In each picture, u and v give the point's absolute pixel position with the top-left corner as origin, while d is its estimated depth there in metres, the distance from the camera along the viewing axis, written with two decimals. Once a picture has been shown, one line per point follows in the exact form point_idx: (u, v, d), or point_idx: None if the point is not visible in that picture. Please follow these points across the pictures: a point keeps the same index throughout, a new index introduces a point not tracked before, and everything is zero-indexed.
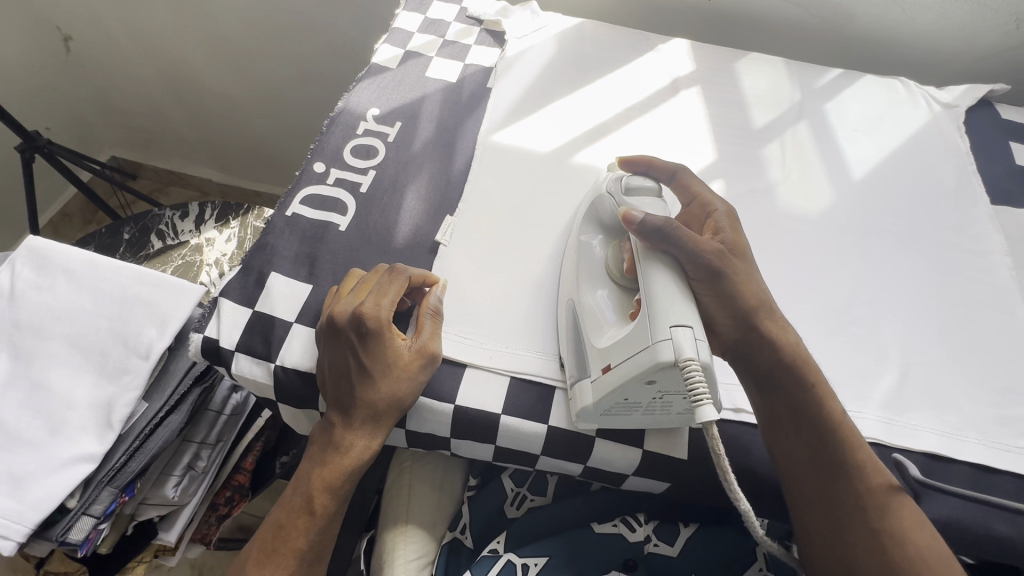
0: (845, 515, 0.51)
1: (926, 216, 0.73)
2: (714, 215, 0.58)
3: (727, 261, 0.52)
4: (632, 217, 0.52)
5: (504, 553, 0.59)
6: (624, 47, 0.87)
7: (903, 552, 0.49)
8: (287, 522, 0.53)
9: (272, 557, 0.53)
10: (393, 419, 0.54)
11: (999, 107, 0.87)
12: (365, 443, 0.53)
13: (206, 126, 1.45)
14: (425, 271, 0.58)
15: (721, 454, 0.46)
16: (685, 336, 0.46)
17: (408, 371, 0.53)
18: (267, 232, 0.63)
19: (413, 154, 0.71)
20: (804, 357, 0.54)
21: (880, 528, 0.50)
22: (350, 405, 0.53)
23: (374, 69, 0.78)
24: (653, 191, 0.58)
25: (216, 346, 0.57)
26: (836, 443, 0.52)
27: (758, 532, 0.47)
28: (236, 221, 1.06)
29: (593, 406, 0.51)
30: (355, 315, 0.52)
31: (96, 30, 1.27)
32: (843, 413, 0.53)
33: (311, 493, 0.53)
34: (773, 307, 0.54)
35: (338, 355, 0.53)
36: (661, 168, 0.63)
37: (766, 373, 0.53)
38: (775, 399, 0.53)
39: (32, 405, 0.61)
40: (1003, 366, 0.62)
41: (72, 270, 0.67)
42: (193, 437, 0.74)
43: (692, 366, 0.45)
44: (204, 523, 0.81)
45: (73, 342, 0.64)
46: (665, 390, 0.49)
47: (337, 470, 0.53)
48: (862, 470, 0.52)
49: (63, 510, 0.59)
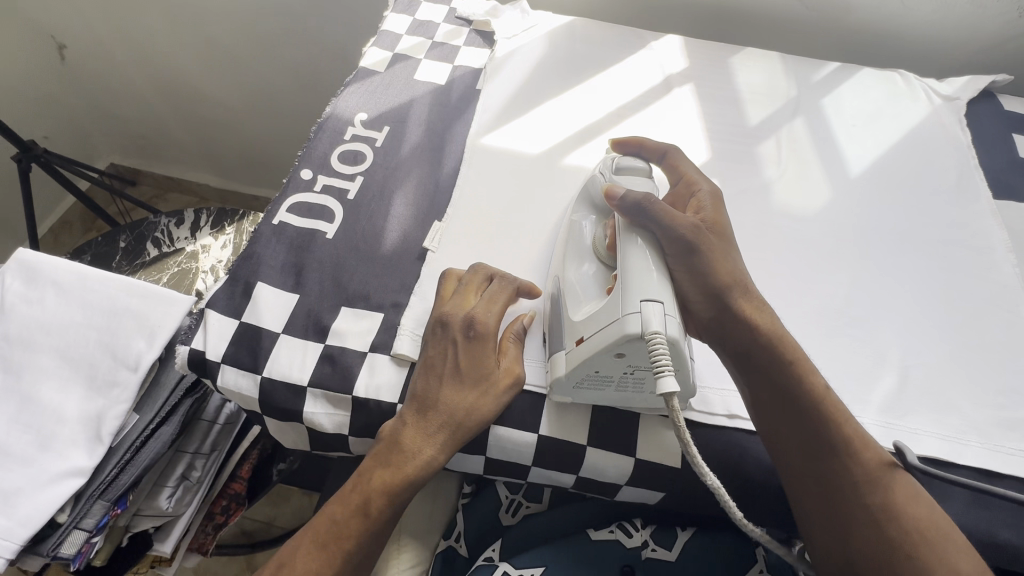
0: (839, 489, 0.49)
1: (926, 212, 0.72)
2: (698, 195, 0.59)
3: (701, 236, 0.53)
4: (613, 194, 0.55)
5: (500, 562, 0.58)
6: (615, 45, 0.85)
7: (896, 523, 0.47)
8: (343, 517, 0.50)
9: (326, 549, 0.49)
10: (468, 435, 0.52)
11: (1002, 98, 0.85)
12: (433, 453, 0.51)
13: (201, 131, 1.44)
14: (532, 283, 0.59)
15: (684, 429, 0.46)
16: (654, 311, 0.47)
17: (497, 386, 0.53)
18: (253, 241, 0.63)
19: (402, 159, 0.70)
20: (781, 333, 0.53)
21: (873, 502, 0.48)
22: (431, 405, 0.51)
23: (362, 73, 0.77)
24: (643, 172, 0.60)
25: (202, 358, 0.56)
26: (817, 415, 0.51)
27: (731, 512, 0.47)
28: (231, 227, 1.05)
29: (566, 377, 0.51)
30: (468, 315, 0.53)
31: (89, 37, 1.27)
32: (825, 386, 0.52)
33: (369, 493, 0.50)
34: (749, 284, 0.55)
35: (438, 353, 0.53)
36: (650, 148, 0.64)
37: (743, 351, 0.53)
38: (756, 376, 0.53)
39: (22, 420, 0.61)
40: (1006, 366, 0.61)
41: (62, 282, 0.67)
42: (187, 447, 0.73)
43: (657, 340, 0.45)
44: (200, 532, 0.81)
45: (63, 355, 0.64)
46: (636, 364, 0.49)
47: (398, 473, 0.50)
48: (851, 448, 0.50)
49: (53, 525, 0.59)
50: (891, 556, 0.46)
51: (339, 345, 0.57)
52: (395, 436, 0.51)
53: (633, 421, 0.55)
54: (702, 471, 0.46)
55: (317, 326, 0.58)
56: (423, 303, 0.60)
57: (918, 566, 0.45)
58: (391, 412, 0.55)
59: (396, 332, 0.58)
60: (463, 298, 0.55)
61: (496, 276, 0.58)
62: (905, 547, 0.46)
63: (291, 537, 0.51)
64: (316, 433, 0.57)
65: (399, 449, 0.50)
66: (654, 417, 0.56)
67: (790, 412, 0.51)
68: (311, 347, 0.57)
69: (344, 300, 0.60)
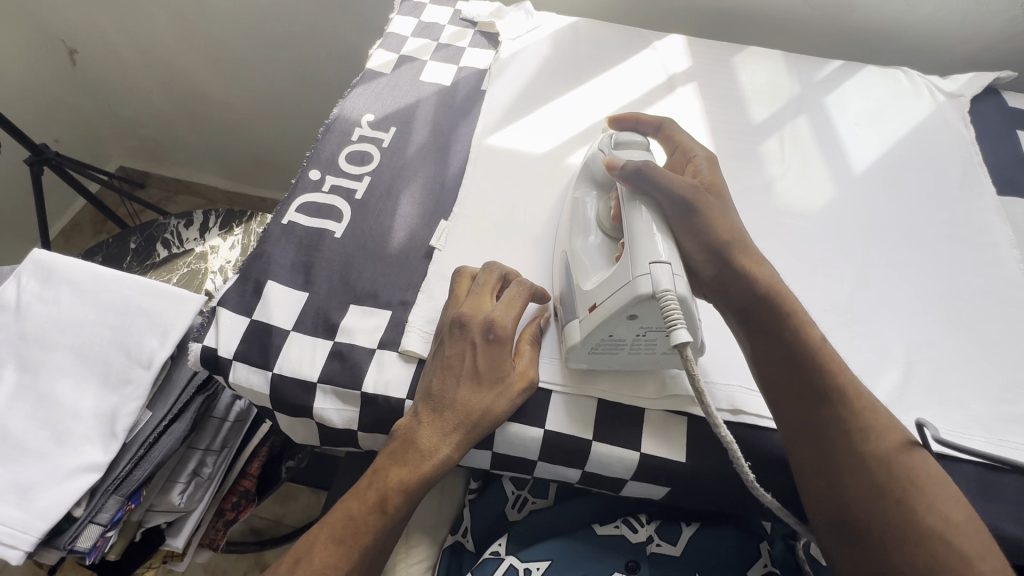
0: (832, 438, 0.50)
1: (930, 208, 0.72)
2: (694, 160, 0.60)
3: (700, 196, 0.55)
4: (614, 163, 0.56)
5: (506, 556, 0.58)
6: (619, 44, 0.86)
7: (887, 470, 0.48)
8: (359, 513, 0.51)
9: (342, 543, 0.50)
10: (482, 436, 0.53)
11: (1005, 94, 0.85)
12: (449, 453, 0.52)
13: (209, 133, 1.46)
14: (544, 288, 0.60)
15: (697, 377, 0.47)
16: (662, 271, 0.48)
17: (512, 388, 0.53)
18: (264, 240, 0.64)
19: (408, 159, 0.71)
20: (780, 287, 0.54)
21: (866, 450, 0.49)
22: (448, 403, 0.52)
23: (368, 74, 0.78)
24: (640, 145, 0.61)
25: (214, 355, 0.57)
26: (812, 364, 0.52)
27: (744, 472, 0.48)
28: (239, 227, 1.06)
29: (580, 343, 0.53)
30: (488, 318, 0.54)
31: (98, 41, 1.29)
32: (821, 339, 0.53)
33: (386, 490, 0.51)
34: (748, 241, 0.56)
35: (457, 351, 0.54)
36: (645, 122, 0.66)
37: (742, 306, 0.54)
38: (755, 328, 0.54)
39: (39, 416, 0.62)
40: (1009, 361, 0.61)
41: (76, 282, 0.68)
42: (198, 444, 0.75)
43: (669, 297, 0.47)
44: (211, 529, 0.82)
45: (78, 353, 0.65)
46: (648, 326, 0.50)
47: (415, 471, 0.51)
48: (842, 396, 0.51)
49: (69, 518, 0.60)
50: (884, 503, 0.47)
51: (348, 342, 0.58)
52: (411, 434, 0.52)
53: (638, 416, 0.56)
54: (719, 428, 0.48)
55: (327, 324, 0.59)
56: (430, 301, 0.61)
57: (909, 513, 0.47)
58: (400, 408, 0.55)
59: (403, 329, 0.59)
60: (480, 299, 0.56)
61: (510, 276, 0.59)
62: (896, 494, 0.47)
63: (306, 532, 0.52)
64: (326, 429, 0.58)
65: (415, 447, 0.51)
66: (661, 413, 0.56)
67: (786, 362, 0.52)
68: (320, 345, 0.58)
69: (352, 298, 0.61)
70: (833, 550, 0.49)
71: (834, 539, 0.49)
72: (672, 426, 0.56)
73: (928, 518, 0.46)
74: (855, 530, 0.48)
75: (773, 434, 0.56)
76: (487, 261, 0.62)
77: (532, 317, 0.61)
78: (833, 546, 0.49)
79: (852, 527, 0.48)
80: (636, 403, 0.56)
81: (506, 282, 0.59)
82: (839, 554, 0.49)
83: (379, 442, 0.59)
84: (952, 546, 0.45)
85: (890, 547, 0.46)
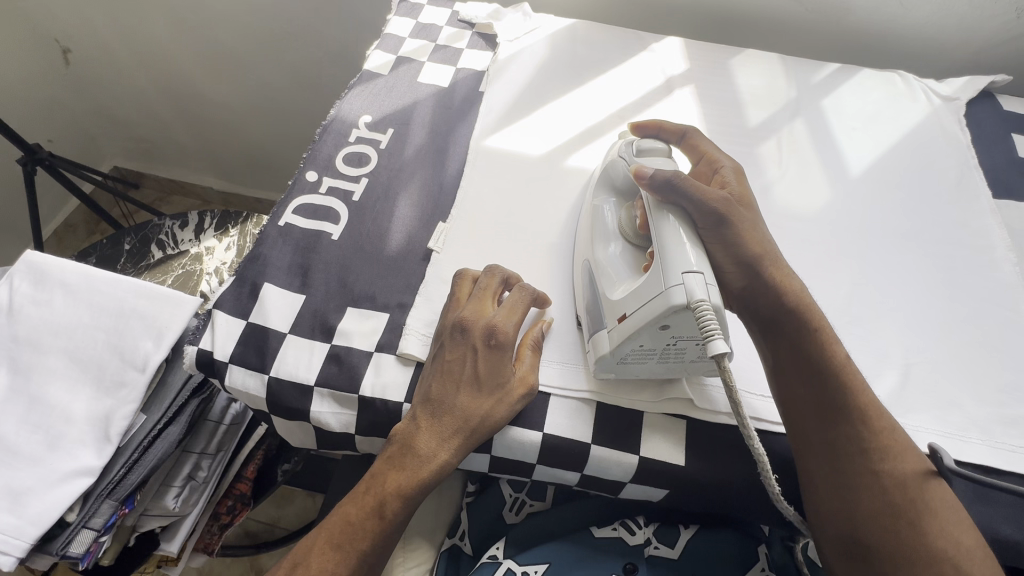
0: (845, 452, 0.50)
1: (927, 211, 0.72)
2: (720, 171, 0.60)
3: (733, 210, 0.53)
4: (643, 172, 0.54)
5: (505, 560, 0.58)
6: (616, 47, 0.86)
7: (902, 489, 0.49)
8: (357, 519, 0.51)
9: (340, 549, 0.50)
10: (480, 442, 0.52)
11: (1000, 98, 0.85)
12: (445, 459, 0.51)
13: (204, 133, 1.45)
14: (545, 294, 0.59)
15: (735, 391, 0.46)
16: (696, 281, 0.47)
17: (510, 395, 0.53)
18: (260, 242, 0.63)
19: (406, 160, 0.71)
20: (809, 302, 0.54)
21: (882, 469, 0.49)
22: (446, 408, 0.52)
23: (366, 76, 0.78)
24: (663, 152, 0.60)
25: (210, 359, 0.57)
26: (834, 379, 0.52)
27: (771, 486, 0.48)
28: (235, 228, 1.06)
29: (610, 353, 0.53)
30: (490, 324, 0.54)
31: (92, 40, 1.27)
32: (846, 356, 0.53)
33: (384, 496, 0.51)
34: (778, 254, 0.56)
35: (458, 355, 0.53)
36: (668, 130, 0.65)
37: (768, 317, 0.54)
38: (778, 340, 0.54)
39: (32, 420, 0.61)
40: (1005, 364, 0.61)
41: (69, 283, 0.67)
42: (193, 447, 0.74)
43: (704, 307, 0.46)
44: (207, 532, 0.82)
45: (71, 356, 0.64)
46: (679, 336, 0.50)
47: (413, 477, 0.51)
48: (862, 412, 0.51)
49: (62, 524, 0.59)
50: (894, 522, 0.48)
51: (346, 345, 0.57)
52: (410, 439, 0.52)
53: (636, 418, 0.56)
54: (751, 437, 0.47)
55: (324, 326, 0.59)
56: (428, 304, 0.60)
57: (919, 535, 0.47)
58: (398, 412, 0.55)
59: (401, 332, 0.58)
60: (482, 305, 0.56)
61: (511, 280, 0.59)
62: (908, 515, 0.48)
63: (306, 537, 0.52)
64: (323, 432, 0.57)
65: (412, 452, 0.51)
66: (660, 415, 0.56)
67: (807, 375, 0.53)
68: (318, 348, 0.57)
69: (350, 301, 0.60)
70: (836, 561, 0.49)
71: (837, 550, 0.49)
72: (671, 430, 0.56)
73: (936, 540, 0.46)
74: (861, 546, 0.48)
75: (773, 438, 0.56)
76: (490, 264, 0.61)
77: (533, 322, 0.60)
78: (833, 555, 0.49)
79: (857, 541, 0.48)
80: (636, 408, 0.56)
81: (507, 287, 0.59)
82: (840, 565, 0.49)
83: (376, 444, 0.58)
84: (960, 568, 0.45)
85: (897, 564, 0.46)
